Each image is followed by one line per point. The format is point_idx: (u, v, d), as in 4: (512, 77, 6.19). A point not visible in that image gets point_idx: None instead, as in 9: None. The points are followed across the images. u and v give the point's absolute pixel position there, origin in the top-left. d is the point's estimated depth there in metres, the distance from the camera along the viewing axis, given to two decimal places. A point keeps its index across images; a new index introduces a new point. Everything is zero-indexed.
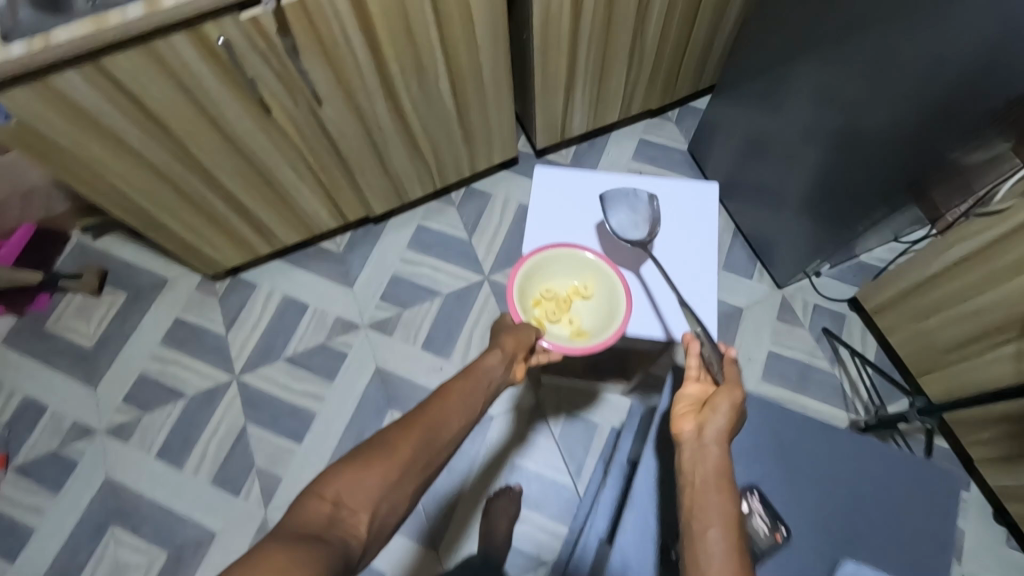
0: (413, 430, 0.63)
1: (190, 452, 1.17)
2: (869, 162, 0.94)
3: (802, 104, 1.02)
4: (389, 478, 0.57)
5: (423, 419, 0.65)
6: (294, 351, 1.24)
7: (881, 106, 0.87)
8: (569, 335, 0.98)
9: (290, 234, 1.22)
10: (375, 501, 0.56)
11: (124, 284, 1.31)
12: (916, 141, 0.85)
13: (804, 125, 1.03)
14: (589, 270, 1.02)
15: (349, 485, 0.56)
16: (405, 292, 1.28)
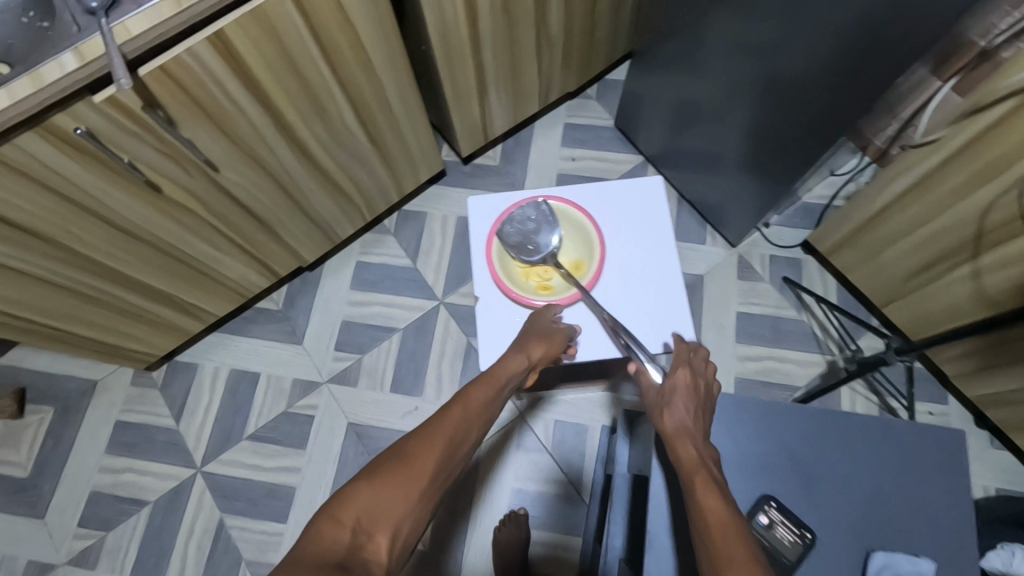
0: (431, 441, 0.60)
1: (169, 560, 1.08)
2: (794, 109, 0.91)
3: (724, 65, 0.98)
4: (409, 493, 0.56)
5: (442, 430, 0.62)
6: (256, 427, 1.15)
7: (799, 52, 0.83)
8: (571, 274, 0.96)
9: (222, 305, 1.13)
10: (395, 523, 0.54)
11: (48, 397, 1.18)
12: (833, 84, 0.82)
13: (731, 81, 0.99)
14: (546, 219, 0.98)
15: (364, 504, 0.54)
16: (360, 336, 1.20)
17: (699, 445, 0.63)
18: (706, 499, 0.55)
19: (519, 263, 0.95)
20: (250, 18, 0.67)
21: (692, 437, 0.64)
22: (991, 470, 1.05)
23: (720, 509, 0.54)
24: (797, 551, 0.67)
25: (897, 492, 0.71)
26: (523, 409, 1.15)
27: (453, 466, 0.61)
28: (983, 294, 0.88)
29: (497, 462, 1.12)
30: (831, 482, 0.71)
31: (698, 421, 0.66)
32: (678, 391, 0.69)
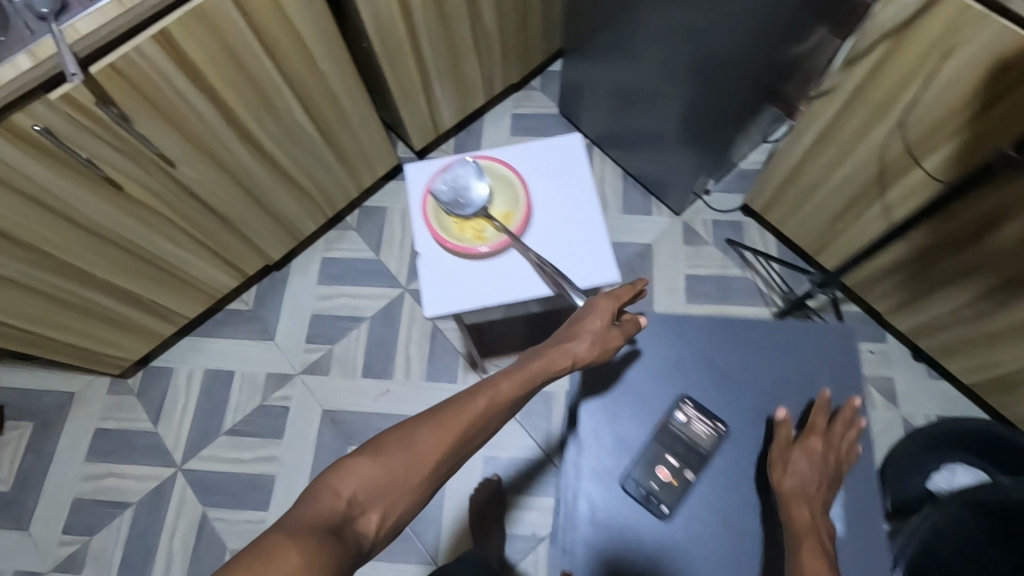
0: (452, 422, 0.53)
1: (155, 557, 1.10)
2: (713, 96, 1.02)
3: (649, 47, 1.06)
4: (410, 476, 0.50)
5: (465, 414, 0.54)
6: (234, 422, 1.19)
7: (722, 33, 0.91)
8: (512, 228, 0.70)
9: (192, 307, 1.17)
10: (392, 507, 0.48)
11: (26, 412, 1.21)
12: (747, 73, 0.93)
13: (658, 65, 1.07)
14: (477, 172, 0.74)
15: (360, 483, 0.48)
16: (329, 328, 1.25)
17: (794, 507, 0.69)
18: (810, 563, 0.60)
19: (451, 217, 0.72)
20: (192, 18, 0.73)
21: (786, 508, 0.69)
22: (931, 398, 1.12)
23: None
24: (710, 440, 0.82)
25: (802, 396, 0.84)
26: None
27: (469, 451, 0.55)
28: (896, 227, 0.95)
29: None
30: (744, 391, 0.85)
31: (781, 479, 0.73)
32: (784, 482, 0.73)
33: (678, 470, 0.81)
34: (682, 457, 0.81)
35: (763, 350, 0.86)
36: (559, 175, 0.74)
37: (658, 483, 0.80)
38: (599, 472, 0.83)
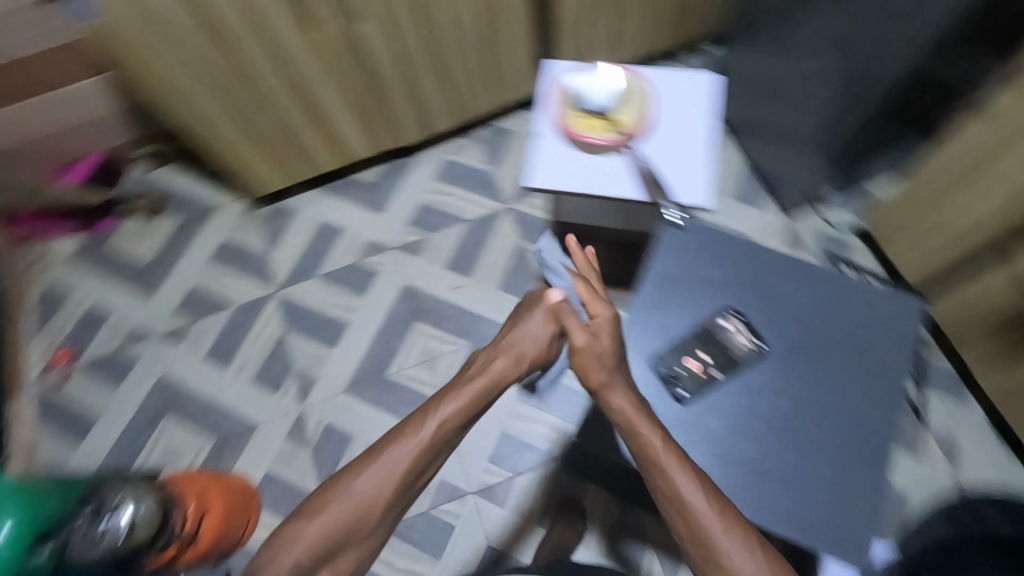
0: (382, 476, 0.63)
1: (236, 354, 1.29)
2: (856, 107, 1.04)
3: (810, 43, 1.06)
4: (362, 529, 0.62)
5: (388, 455, 0.65)
6: (330, 270, 1.35)
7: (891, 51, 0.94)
8: (628, 134, 0.77)
9: (328, 162, 1.33)
10: (352, 555, 0.62)
11: (177, 209, 1.44)
12: None
13: (813, 64, 1.07)
14: (608, 78, 0.80)
15: (309, 542, 0.60)
16: (431, 218, 1.37)
17: (700, 500, 0.63)
18: (739, 559, 0.60)
19: (576, 111, 0.78)
20: None
21: (688, 502, 0.63)
22: (997, 472, 1.06)
23: (741, 566, 0.60)
24: (750, 351, 0.83)
25: (847, 347, 0.83)
26: None
27: (418, 485, 0.66)
28: (1019, 280, 0.92)
29: None
30: (797, 329, 0.84)
31: (669, 467, 0.65)
32: (676, 468, 0.65)
33: (706, 365, 0.82)
34: (714, 356, 0.83)
35: (826, 295, 0.85)
36: (682, 100, 0.79)
37: (685, 369, 0.82)
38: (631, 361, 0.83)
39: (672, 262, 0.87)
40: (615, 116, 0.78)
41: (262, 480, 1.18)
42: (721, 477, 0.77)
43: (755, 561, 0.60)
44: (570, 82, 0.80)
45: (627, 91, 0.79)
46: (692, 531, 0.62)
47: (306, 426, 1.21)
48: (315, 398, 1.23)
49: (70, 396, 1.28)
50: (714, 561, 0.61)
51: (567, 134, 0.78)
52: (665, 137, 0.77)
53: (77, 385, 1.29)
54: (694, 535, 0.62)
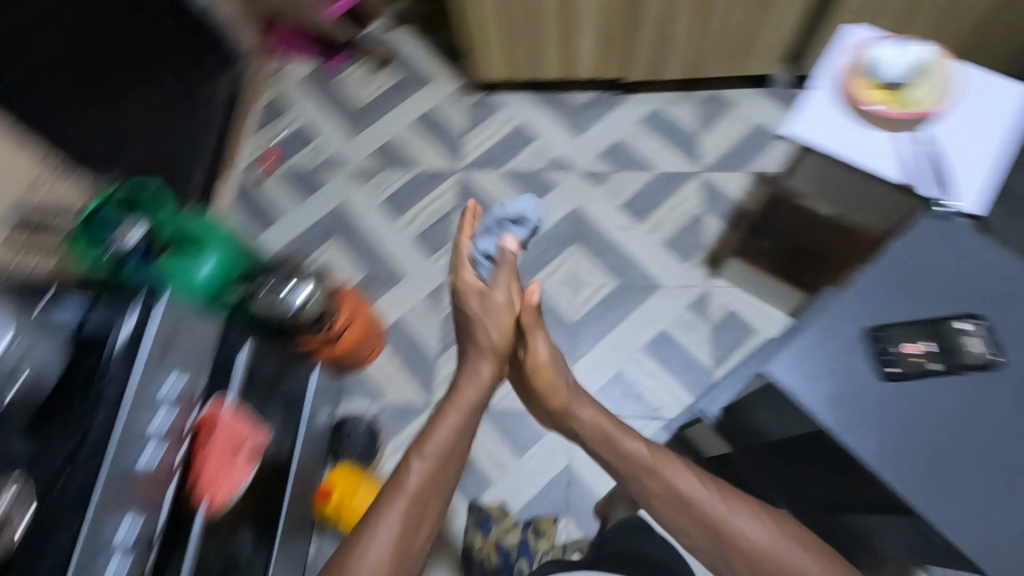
0: (404, 498, 0.71)
1: (407, 210, 1.39)
2: None
3: None
4: (411, 543, 0.69)
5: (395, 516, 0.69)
6: (513, 169, 1.40)
7: None
8: (917, 118, 0.77)
9: (552, 68, 1.38)
10: (416, 553, 0.70)
11: (400, 68, 1.54)
12: None
13: None
14: (915, 55, 0.78)
15: (377, 558, 0.66)
16: (623, 156, 1.38)
17: (696, 492, 0.70)
18: (749, 527, 0.67)
19: (869, 82, 0.78)
20: None
21: (673, 489, 0.71)
22: None
23: (743, 530, 0.67)
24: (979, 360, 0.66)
25: None
26: (711, 285, 1.25)
27: (440, 492, 0.74)
28: None
29: (663, 308, 1.24)
30: None
31: (660, 464, 0.74)
32: (677, 475, 0.72)
33: (926, 354, 0.67)
34: (939, 347, 0.67)
35: None
36: (984, 102, 0.78)
37: (903, 352, 0.67)
38: (824, 317, 0.70)
39: (917, 235, 0.71)
40: (908, 96, 0.78)
41: (392, 324, 1.28)
42: (898, 478, 0.63)
43: (764, 528, 0.66)
44: (872, 49, 0.79)
45: (932, 75, 0.78)
46: (698, 517, 0.69)
47: (445, 294, 1.30)
48: None
49: (263, 192, 1.44)
50: (725, 540, 0.67)
51: (850, 101, 0.79)
52: (953, 131, 0.77)
53: (271, 186, 1.44)
54: (700, 522, 0.69)
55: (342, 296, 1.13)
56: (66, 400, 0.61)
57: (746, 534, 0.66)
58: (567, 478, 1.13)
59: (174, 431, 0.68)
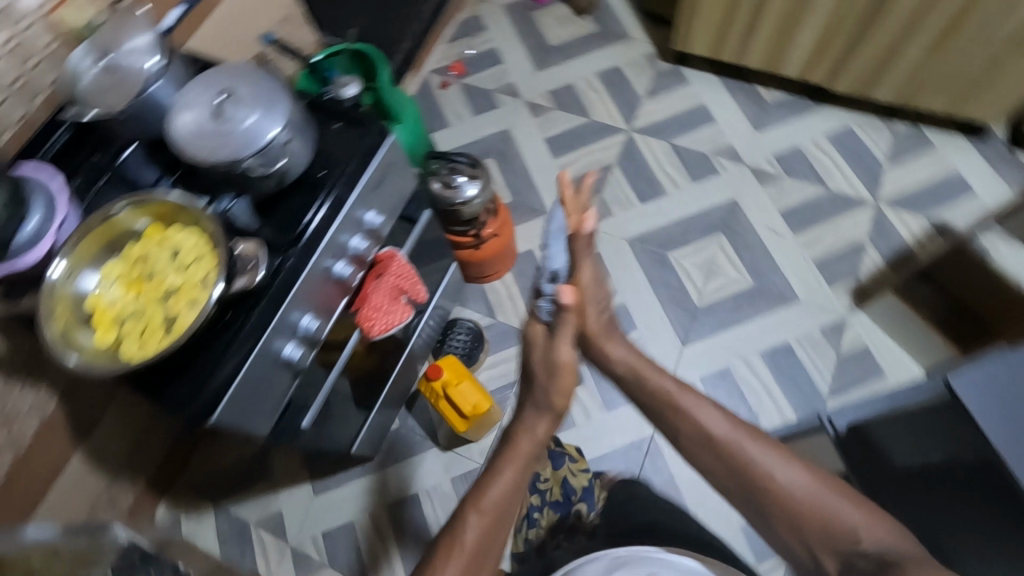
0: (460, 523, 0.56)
1: (568, 153, 1.41)
2: None
3: None
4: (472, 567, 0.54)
5: (512, 466, 0.59)
6: (682, 144, 1.40)
7: None
8: None
9: (756, 58, 1.35)
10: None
11: (599, 19, 1.55)
12: None
13: None
14: None
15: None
16: (798, 164, 1.35)
17: (717, 428, 0.60)
18: (785, 473, 0.56)
19: None
20: None
21: (698, 428, 0.61)
22: None
23: (770, 466, 0.57)
24: None
25: None
26: (851, 315, 1.21)
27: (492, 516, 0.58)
28: None
29: (794, 322, 1.22)
30: None
31: (677, 397, 0.64)
32: (697, 407, 0.62)
33: None
34: None
35: None
36: None
37: None
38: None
39: None
40: None
41: (524, 253, 1.32)
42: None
43: (820, 480, 0.56)
44: None
45: None
46: (726, 458, 0.59)
47: None
48: (602, 228, 1.33)
49: (439, 98, 1.50)
50: (756, 485, 0.56)
51: None
52: None
53: (448, 96, 1.49)
54: (728, 463, 0.59)
55: (499, 208, 1.15)
56: (298, 195, 0.69)
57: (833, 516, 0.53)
58: (648, 447, 1.14)
59: (363, 257, 0.76)
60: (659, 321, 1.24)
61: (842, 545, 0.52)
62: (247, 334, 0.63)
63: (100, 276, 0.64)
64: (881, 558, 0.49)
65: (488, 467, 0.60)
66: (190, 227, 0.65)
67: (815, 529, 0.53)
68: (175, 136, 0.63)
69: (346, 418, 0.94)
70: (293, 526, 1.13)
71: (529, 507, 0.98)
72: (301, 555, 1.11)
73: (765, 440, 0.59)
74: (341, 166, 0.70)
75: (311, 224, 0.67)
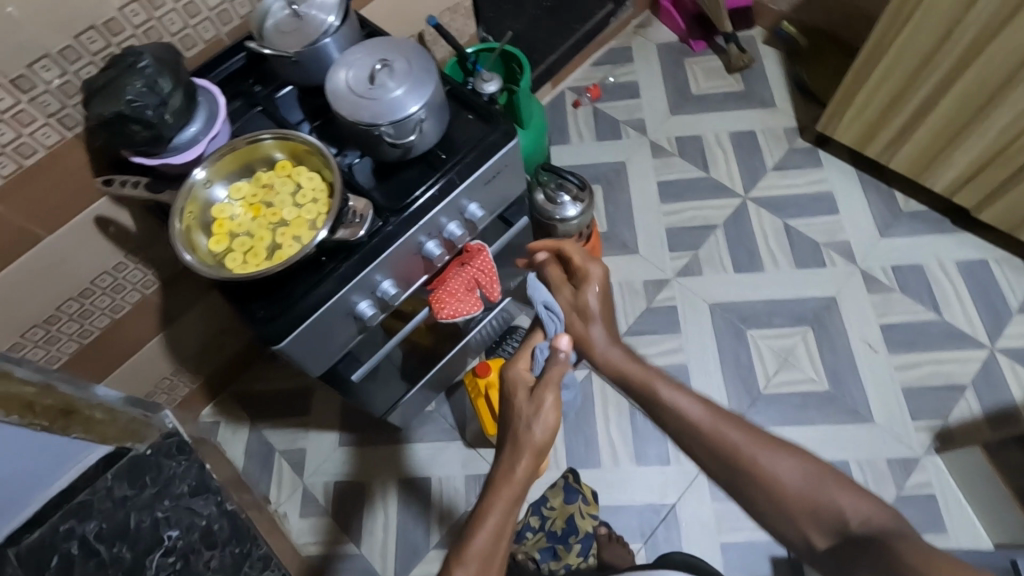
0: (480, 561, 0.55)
1: (676, 202, 1.39)
2: None
3: None
4: None
5: (499, 499, 0.58)
6: (795, 226, 1.34)
7: None
8: None
9: (901, 163, 1.28)
10: None
11: (747, 81, 1.52)
12: None
13: None
14: None
15: None
16: (914, 282, 1.26)
17: (693, 411, 0.60)
18: (779, 465, 0.56)
19: None
20: None
21: (678, 414, 0.60)
22: None
23: (749, 451, 0.57)
24: None
25: None
26: (925, 457, 1.11)
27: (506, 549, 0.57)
28: None
29: (861, 443, 1.13)
30: None
31: (654, 384, 0.63)
32: (676, 394, 0.61)
33: None
34: None
35: None
36: None
37: None
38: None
39: None
40: None
41: None
42: None
43: (790, 459, 0.56)
44: None
45: None
46: (712, 446, 0.58)
47: (661, 290, 1.30)
48: (688, 284, 1.30)
49: (568, 115, 1.53)
50: (750, 474, 0.56)
51: None
52: None
53: (577, 115, 1.52)
54: (711, 451, 0.58)
55: (592, 233, 1.16)
56: (416, 169, 0.73)
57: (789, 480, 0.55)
58: (665, 514, 1.11)
59: (454, 243, 0.79)
60: (715, 393, 1.20)
61: (826, 523, 0.53)
62: (332, 281, 0.68)
63: (228, 191, 0.71)
64: (865, 541, 0.51)
65: (472, 517, 0.58)
66: (314, 170, 0.71)
67: (804, 516, 0.55)
68: (330, 89, 0.68)
69: (391, 384, 0.98)
70: (310, 465, 1.19)
71: (524, 526, 1.08)
72: (310, 494, 1.17)
73: (745, 424, 0.59)
74: (460, 155, 0.73)
75: (417, 200, 0.71)
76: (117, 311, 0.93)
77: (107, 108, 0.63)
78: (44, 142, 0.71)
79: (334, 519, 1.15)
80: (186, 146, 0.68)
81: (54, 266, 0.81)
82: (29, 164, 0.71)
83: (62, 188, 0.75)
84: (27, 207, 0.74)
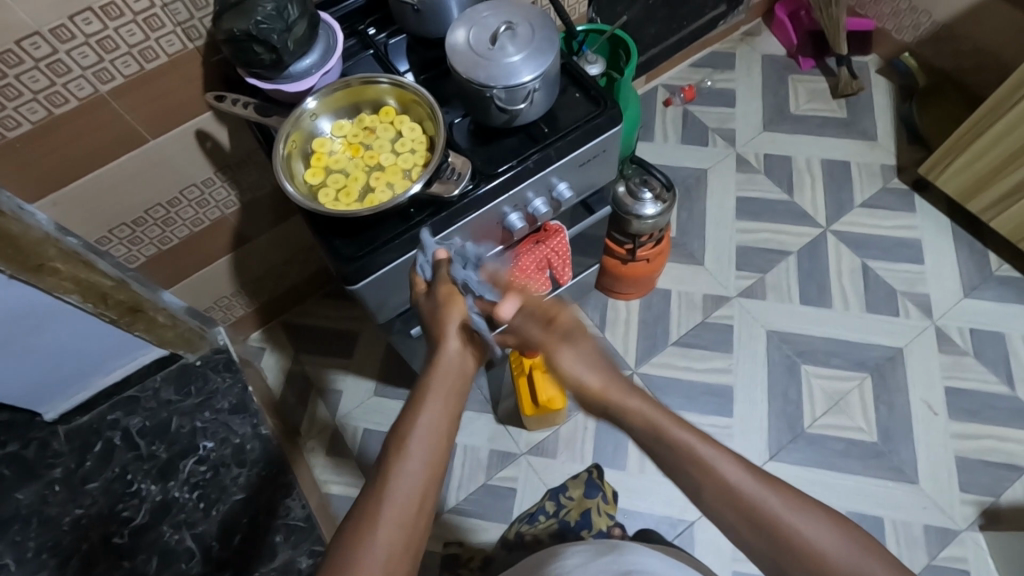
0: (417, 468, 0.50)
1: (752, 220, 1.35)
2: None
3: None
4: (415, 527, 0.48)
5: (444, 397, 0.54)
6: (873, 268, 1.28)
7: None
8: None
9: (1001, 224, 1.20)
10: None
11: (852, 109, 1.45)
12: None
13: None
14: None
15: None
16: (991, 351, 1.19)
17: (722, 465, 0.52)
18: (813, 531, 0.48)
19: None
20: None
21: (717, 481, 0.51)
22: None
23: (784, 514, 0.49)
24: None
25: None
26: (965, 531, 1.06)
27: (446, 434, 0.53)
28: None
29: (900, 504, 1.09)
30: None
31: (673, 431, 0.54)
32: (702, 446, 0.53)
33: None
34: None
35: None
36: None
37: None
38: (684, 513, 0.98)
39: None
40: None
41: (660, 289, 1.29)
42: None
43: (838, 533, 0.48)
44: None
45: None
46: (745, 510, 0.50)
47: (721, 306, 1.27)
48: (749, 307, 1.26)
49: (658, 112, 1.49)
50: (783, 541, 0.49)
51: None
52: None
53: (668, 113, 1.48)
54: (742, 514, 0.51)
55: (664, 237, 1.13)
56: (514, 139, 0.73)
57: (819, 543, 0.48)
58: (682, 530, 1.09)
59: (536, 220, 0.78)
60: (757, 423, 1.17)
61: None
62: (417, 233, 0.68)
63: (331, 127, 0.72)
64: None
65: (408, 404, 0.54)
66: (416, 121, 0.72)
67: None
68: (448, 44, 0.68)
69: (439, 347, 0.98)
70: (345, 406, 1.22)
71: (538, 508, 0.96)
72: (339, 434, 1.20)
73: (779, 483, 0.51)
74: (563, 132, 0.72)
75: (511, 170, 0.70)
76: (196, 225, 0.96)
77: (233, 25, 0.64)
78: (166, 50, 0.73)
79: (356, 462, 1.18)
80: (299, 77, 0.70)
81: (151, 169, 0.84)
82: (150, 68, 0.73)
83: (172, 97, 0.77)
84: (139, 108, 0.76)
